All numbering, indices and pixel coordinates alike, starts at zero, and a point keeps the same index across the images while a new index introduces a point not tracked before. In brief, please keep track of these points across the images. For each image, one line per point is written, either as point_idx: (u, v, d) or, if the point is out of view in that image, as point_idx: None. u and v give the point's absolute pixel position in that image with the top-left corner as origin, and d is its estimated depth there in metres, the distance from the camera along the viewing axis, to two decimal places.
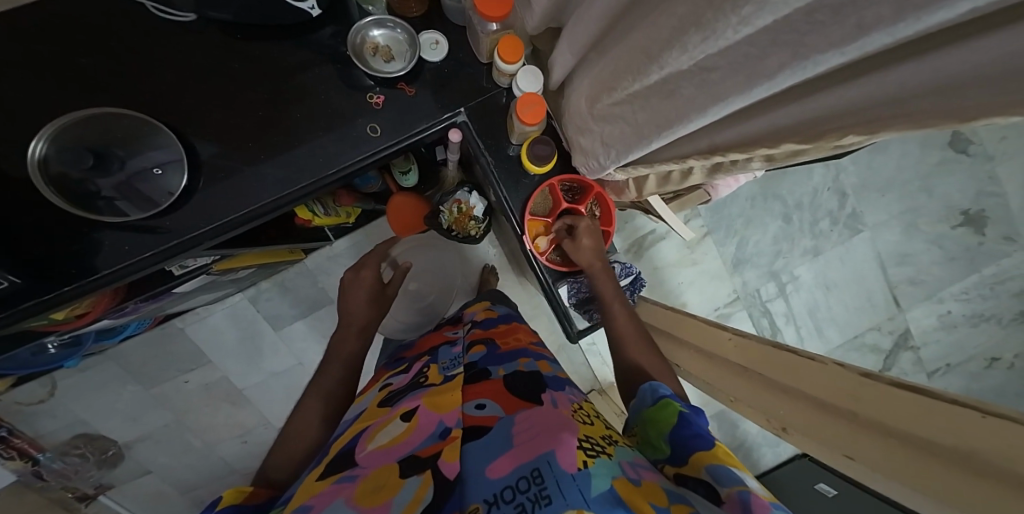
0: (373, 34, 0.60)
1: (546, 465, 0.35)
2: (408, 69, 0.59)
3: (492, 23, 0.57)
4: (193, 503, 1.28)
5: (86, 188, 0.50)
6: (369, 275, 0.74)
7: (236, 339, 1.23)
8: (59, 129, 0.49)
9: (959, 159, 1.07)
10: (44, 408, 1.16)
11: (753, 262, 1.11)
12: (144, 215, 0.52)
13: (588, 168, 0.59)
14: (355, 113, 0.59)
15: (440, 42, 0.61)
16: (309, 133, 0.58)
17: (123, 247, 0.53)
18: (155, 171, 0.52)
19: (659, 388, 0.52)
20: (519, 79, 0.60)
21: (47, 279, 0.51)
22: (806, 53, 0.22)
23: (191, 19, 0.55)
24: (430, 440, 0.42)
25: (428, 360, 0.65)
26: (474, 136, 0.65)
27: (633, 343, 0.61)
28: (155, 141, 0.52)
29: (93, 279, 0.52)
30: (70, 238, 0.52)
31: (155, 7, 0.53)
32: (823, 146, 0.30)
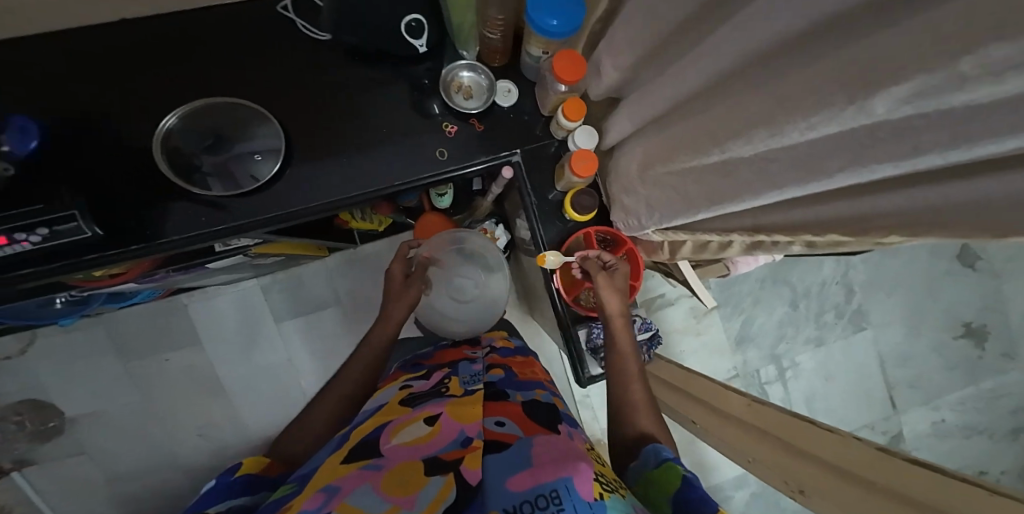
0: (462, 75, 0.66)
1: (564, 488, 0.36)
2: (483, 109, 0.66)
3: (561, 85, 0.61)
4: (128, 495, 1.20)
5: (190, 162, 0.56)
6: (398, 270, 0.77)
7: (235, 325, 1.22)
8: (193, 109, 0.56)
9: (967, 272, 1.15)
10: (8, 363, 1.12)
11: (756, 342, 1.15)
12: (227, 193, 0.56)
13: (626, 225, 0.64)
14: (428, 137, 0.66)
15: (512, 90, 0.68)
16: (381, 146, 0.64)
17: (201, 218, 0.56)
18: (255, 156, 0.58)
19: (662, 449, 0.51)
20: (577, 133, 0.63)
21: (120, 236, 0.54)
22: (866, 160, 0.27)
23: (326, 39, 0.62)
24: (453, 446, 0.44)
25: (449, 372, 0.66)
26: (523, 176, 0.70)
27: (642, 407, 0.61)
28: (263, 130, 0.58)
29: (159, 244, 0.55)
30: (144, 201, 0.55)
31: (302, 25, 0.61)
32: (866, 241, 0.35)
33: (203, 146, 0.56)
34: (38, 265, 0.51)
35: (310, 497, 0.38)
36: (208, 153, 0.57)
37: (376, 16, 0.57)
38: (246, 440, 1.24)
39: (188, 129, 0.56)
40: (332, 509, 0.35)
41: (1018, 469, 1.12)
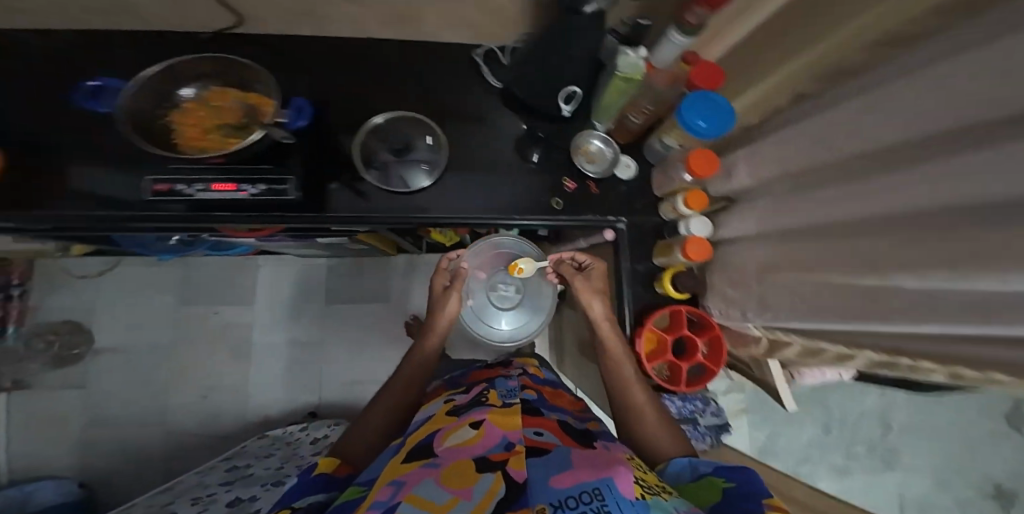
0: (592, 142, 0.72)
1: (605, 487, 0.37)
2: (600, 175, 0.71)
3: (688, 175, 0.60)
4: (111, 444, 1.16)
5: (369, 154, 0.66)
6: (438, 283, 0.80)
7: (284, 299, 1.25)
8: (400, 116, 0.67)
9: (1010, 436, 1.14)
10: (58, 281, 1.14)
11: (780, 457, 1.13)
12: (378, 185, 0.64)
13: (725, 314, 0.61)
14: (550, 186, 0.72)
15: (632, 166, 0.73)
16: (507, 182, 0.72)
17: (362, 203, 0.65)
18: (422, 166, 0.66)
19: (709, 465, 0.49)
20: (691, 222, 0.63)
21: (304, 204, 0.63)
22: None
23: (497, 88, 0.75)
24: (497, 448, 0.45)
25: (487, 386, 0.68)
26: (624, 244, 0.72)
27: (643, 403, 0.60)
28: (433, 147, 0.67)
29: (323, 216, 0.64)
30: (318, 178, 0.65)
31: (485, 73, 0.74)
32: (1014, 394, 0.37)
33: (391, 148, 0.66)
34: (233, 214, 0.60)
35: (380, 490, 0.41)
36: (389, 152, 0.66)
37: (538, 86, 0.67)
38: (251, 416, 1.21)
39: (387, 133, 0.67)
40: (401, 499, 0.38)
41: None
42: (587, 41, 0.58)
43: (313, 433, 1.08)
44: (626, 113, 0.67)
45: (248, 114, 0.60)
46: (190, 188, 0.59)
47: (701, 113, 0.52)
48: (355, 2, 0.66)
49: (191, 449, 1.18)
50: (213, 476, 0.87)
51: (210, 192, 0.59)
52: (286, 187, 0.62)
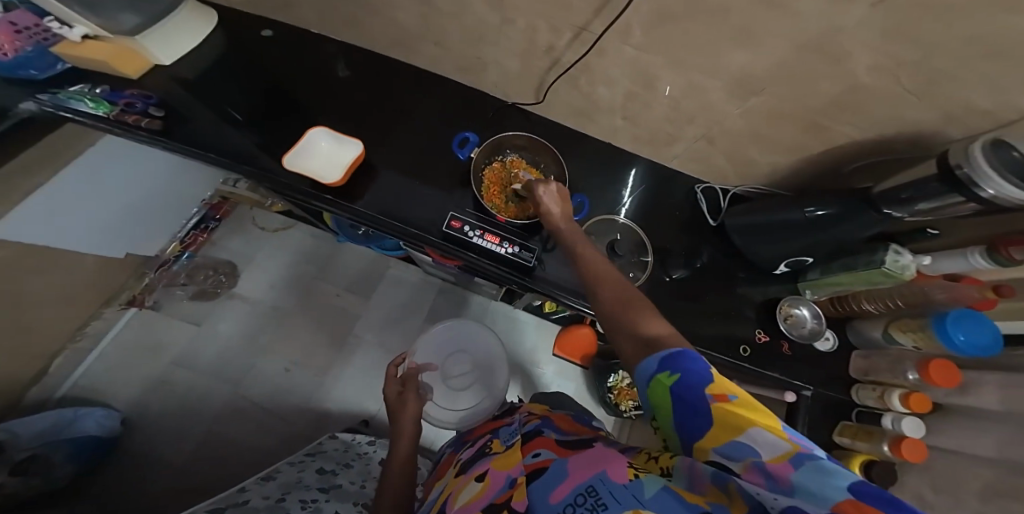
0: (796, 308, 0.75)
1: (600, 483, 0.33)
2: (793, 336, 0.73)
3: (915, 375, 0.61)
4: (183, 386, 1.14)
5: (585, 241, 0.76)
6: (392, 391, 0.80)
7: (394, 309, 1.28)
8: (632, 226, 0.79)
9: None
10: (223, 227, 1.25)
11: None
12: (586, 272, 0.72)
13: None
14: (742, 327, 0.75)
15: (831, 338, 0.74)
16: (701, 309, 0.76)
17: (575, 287, 0.71)
18: (629, 274, 0.75)
19: (642, 369, 0.37)
20: (902, 419, 0.62)
21: (533, 274, 0.71)
22: None
23: (712, 224, 0.82)
24: (501, 489, 0.47)
25: (490, 437, 0.70)
26: (804, 410, 0.72)
27: (613, 288, 0.50)
28: (643, 259, 0.77)
29: (543, 286, 0.71)
30: (548, 249, 0.74)
31: (702, 209, 0.82)
32: None
33: (618, 248, 0.76)
34: (482, 259, 0.69)
35: None
36: (608, 247, 0.76)
37: (758, 237, 0.72)
38: (315, 412, 1.16)
39: (613, 236, 0.78)
40: None
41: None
42: (846, 230, 0.59)
43: (383, 452, 1.03)
44: (859, 299, 0.69)
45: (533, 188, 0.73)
46: (471, 231, 0.70)
47: (966, 331, 0.53)
48: (627, 118, 0.76)
49: (243, 420, 1.13)
50: (309, 475, 0.84)
51: (482, 237, 0.70)
52: (533, 255, 0.71)
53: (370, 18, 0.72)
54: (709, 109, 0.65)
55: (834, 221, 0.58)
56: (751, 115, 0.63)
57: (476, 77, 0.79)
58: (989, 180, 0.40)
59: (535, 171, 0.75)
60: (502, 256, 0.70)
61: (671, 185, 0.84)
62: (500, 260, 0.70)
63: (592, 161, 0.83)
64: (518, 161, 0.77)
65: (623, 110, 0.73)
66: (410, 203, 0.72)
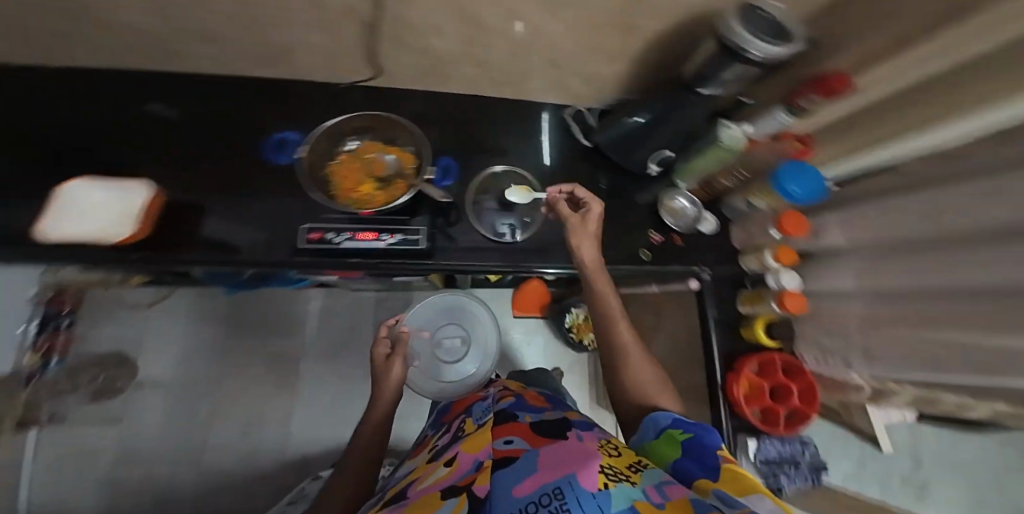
0: (675, 199, 0.79)
1: (567, 486, 0.38)
2: (678, 227, 0.79)
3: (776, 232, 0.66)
4: (133, 485, 1.06)
5: (477, 202, 0.75)
6: (380, 351, 0.77)
7: (330, 332, 1.23)
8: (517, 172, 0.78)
9: None
10: (106, 310, 1.13)
11: None
12: (482, 231, 0.72)
13: (821, 360, 0.67)
14: (637, 236, 0.78)
15: (711, 218, 0.79)
16: (599, 231, 0.77)
17: (469, 251, 0.71)
18: (524, 219, 0.75)
19: (661, 422, 0.51)
20: (781, 275, 0.68)
21: (428, 252, 0.68)
22: None
23: (587, 145, 0.82)
24: (468, 473, 0.46)
25: (465, 416, 0.75)
26: (708, 290, 0.77)
27: (638, 360, 0.61)
28: (533, 203, 0.76)
29: (437, 260, 0.68)
30: (437, 223, 0.71)
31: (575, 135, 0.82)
32: None
33: (501, 200, 0.75)
34: (363, 259, 0.64)
35: None
36: (494, 202, 0.75)
37: (624, 153, 0.75)
38: (289, 459, 1.14)
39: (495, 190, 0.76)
40: None
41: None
42: (680, 116, 0.66)
43: None
44: (714, 177, 0.73)
45: (396, 168, 0.68)
46: (338, 237, 0.64)
47: (800, 182, 0.57)
48: (464, 66, 0.72)
49: (213, 493, 1.09)
50: None
51: (351, 240, 0.65)
52: (418, 237, 0.67)
53: (135, 35, 0.62)
54: (529, 33, 0.62)
55: (665, 114, 0.66)
56: (569, 29, 0.61)
57: (294, 67, 0.72)
58: (749, 43, 0.42)
59: (392, 149, 0.69)
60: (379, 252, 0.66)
61: (539, 120, 0.83)
62: (383, 254, 0.65)
63: (452, 121, 0.80)
64: (368, 145, 0.70)
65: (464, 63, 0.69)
66: (275, 226, 0.67)
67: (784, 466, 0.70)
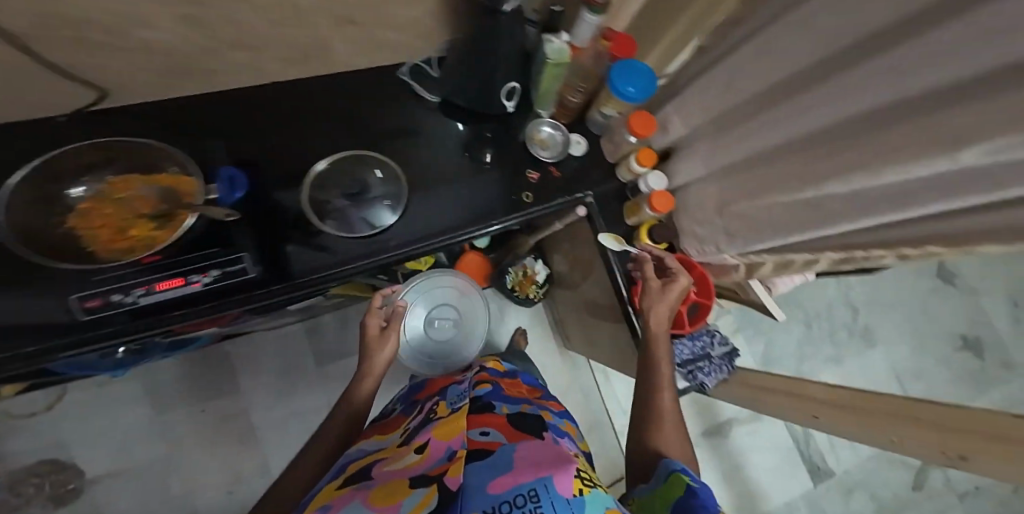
0: (542, 129, 0.76)
1: (542, 487, 0.39)
2: (554, 157, 0.76)
3: (632, 138, 0.70)
4: None
5: (323, 202, 0.62)
6: (372, 324, 0.77)
7: (277, 368, 1.22)
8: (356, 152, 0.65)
9: (947, 289, 1.25)
10: (31, 422, 1.08)
11: (783, 362, 1.18)
12: (341, 233, 0.62)
13: (700, 251, 0.71)
14: (510, 184, 0.74)
15: (581, 140, 0.79)
16: (471, 185, 0.72)
17: (328, 258, 0.62)
18: (383, 202, 0.64)
19: (668, 466, 0.52)
20: (649, 178, 0.71)
21: (273, 275, 0.59)
22: (912, 200, 0.35)
23: (432, 98, 0.72)
24: (439, 461, 0.49)
25: (438, 398, 0.75)
26: (596, 213, 0.79)
27: (670, 421, 0.61)
28: (382, 180, 0.65)
29: (294, 281, 0.59)
30: (281, 242, 0.60)
31: (412, 85, 0.71)
32: (914, 257, 0.42)
33: (348, 192, 0.63)
34: (190, 310, 0.54)
35: None
36: (343, 197, 0.63)
37: (473, 98, 0.69)
38: None
39: (334, 183, 0.63)
40: None
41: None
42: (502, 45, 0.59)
43: None
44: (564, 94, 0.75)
45: (170, 200, 0.56)
46: (136, 294, 0.52)
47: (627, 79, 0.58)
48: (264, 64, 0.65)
49: None
50: None
51: (153, 294, 0.53)
52: (243, 264, 0.57)
53: None
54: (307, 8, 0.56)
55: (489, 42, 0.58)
56: None
57: None
58: None
59: (155, 177, 0.56)
60: (200, 296, 0.55)
61: None
62: (211, 295, 0.55)
63: None
64: (119, 180, 0.55)
65: (262, 67, 0.62)
66: None
67: (699, 361, 0.72)
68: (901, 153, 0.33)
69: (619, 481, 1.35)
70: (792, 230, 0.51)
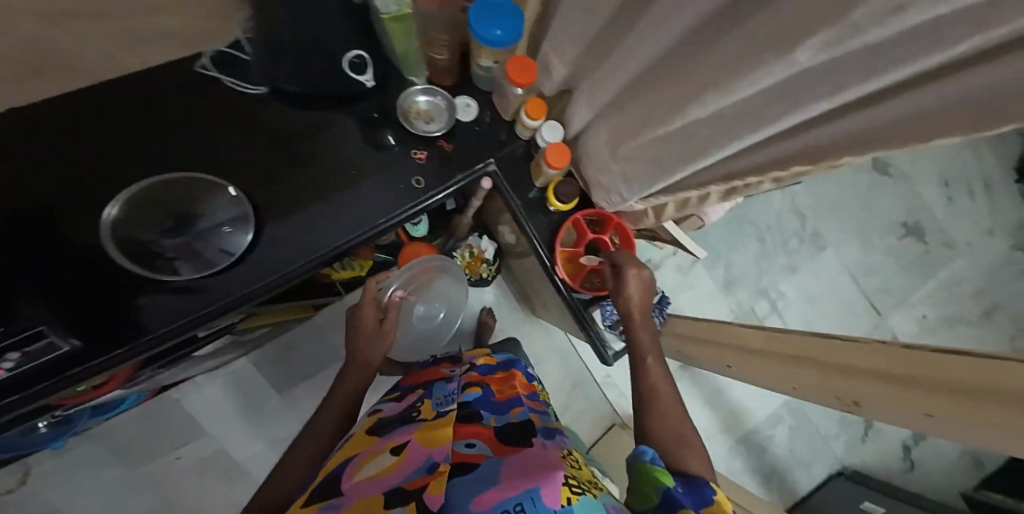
0: (418, 100, 0.66)
1: (528, 501, 0.35)
2: (445, 128, 0.67)
3: (518, 89, 0.64)
4: None
5: (151, 249, 0.53)
6: (370, 315, 0.76)
7: (241, 401, 1.19)
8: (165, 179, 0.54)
9: (885, 179, 1.22)
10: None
11: (742, 282, 1.16)
12: (199, 274, 0.55)
13: (609, 202, 0.67)
14: (397, 168, 0.66)
15: (471, 104, 0.70)
16: (350, 183, 0.64)
17: (175, 305, 0.54)
18: (223, 228, 0.56)
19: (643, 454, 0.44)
20: (542, 131, 0.68)
21: (103, 340, 0.51)
22: (814, 96, 0.30)
23: (261, 91, 0.61)
24: (417, 473, 0.44)
25: (423, 395, 0.70)
26: (503, 183, 0.73)
27: (668, 399, 0.55)
28: (217, 203, 0.56)
29: (144, 338, 0.53)
30: (117, 298, 0.53)
31: (232, 84, 0.59)
32: (822, 167, 0.38)
33: (162, 229, 0.54)
34: (11, 400, 0.48)
35: None
36: (168, 237, 0.54)
37: (326, 83, 0.60)
38: None
39: (134, 225, 0.52)
40: None
41: (1008, 342, 1.20)
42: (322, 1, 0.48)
43: None
44: (430, 53, 0.66)
45: None
46: None
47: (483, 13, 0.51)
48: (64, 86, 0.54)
49: None
50: None
51: None
52: (54, 338, 0.49)
53: None
54: None
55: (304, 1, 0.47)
56: None
57: None
58: None
59: None
60: (15, 383, 0.48)
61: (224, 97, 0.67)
62: (31, 379, 0.48)
63: None
64: None
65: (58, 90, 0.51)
66: None
67: None
68: (764, 52, 0.28)
69: (611, 429, 1.34)
70: (679, 166, 0.49)
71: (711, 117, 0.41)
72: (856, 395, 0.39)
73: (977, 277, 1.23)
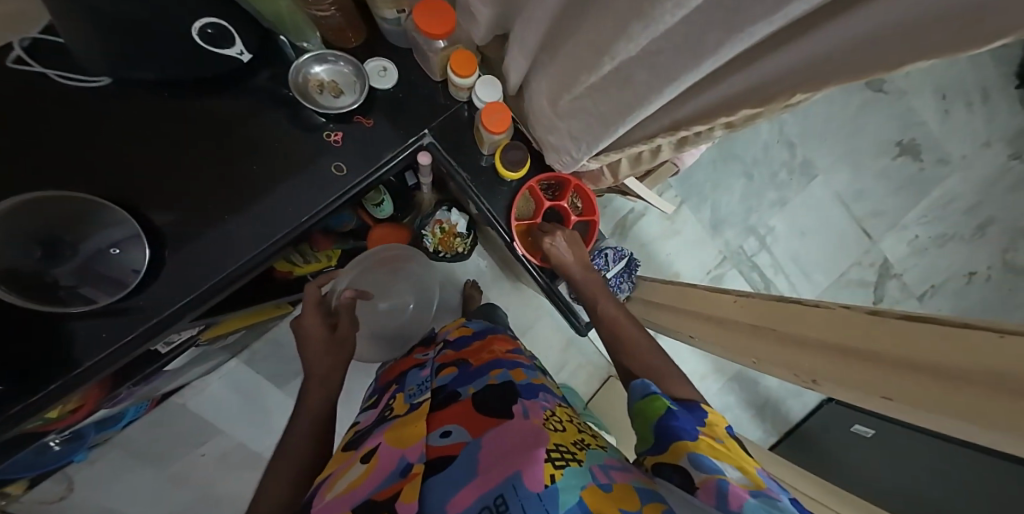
0: (315, 71, 0.60)
1: (510, 490, 0.30)
2: (360, 101, 0.61)
3: (439, 40, 0.58)
4: None
5: (43, 281, 0.51)
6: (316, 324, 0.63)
7: (242, 397, 1.21)
8: (27, 203, 0.49)
9: (879, 97, 1.12)
10: None
11: (730, 221, 1.09)
12: (110, 298, 0.52)
13: (562, 163, 0.60)
14: (317, 155, 0.60)
15: (387, 68, 0.63)
16: (274, 181, 0.59)
17: (102, 334, 0.53)
18: (112, 250, 0.52)
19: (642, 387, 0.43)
20: (478, 89, 0.60)
21: (30, 381, 0.51)
22: (740, 25, 0.24)
23: (103, 82, 0.56)
24: (389, 480, 0.36)
25: (396, 390, 0.61)
26: (443, 155, 0.66)
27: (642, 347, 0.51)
28: (103, 221, 0.52)
29: (77, 371, 0.52)
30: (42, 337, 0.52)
31: (59, 76, 0.53)
32: (773, 109, 0.31)
33: (44, 260, 0.51)
34: None
35: None
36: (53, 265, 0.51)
37: (202, 64, 0.53)
38: None
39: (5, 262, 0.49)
40: None
41: (999, 258, 1.14)
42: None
43: None
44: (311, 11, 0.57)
45: None
46: None
47: None
48: None
49: None
50: None
51: None
52: None
53: None
54: None
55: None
56: None
57: None
58: None
59: None
60: None
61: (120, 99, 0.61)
62: None
63: None
64: None
65: None
66: None
67: None
68: None
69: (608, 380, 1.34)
70: (619, 119, 0.43)
71: (642, 57, 0.34)
72: (814, 374, 0.37)
73: (972, 193, 1.15)
